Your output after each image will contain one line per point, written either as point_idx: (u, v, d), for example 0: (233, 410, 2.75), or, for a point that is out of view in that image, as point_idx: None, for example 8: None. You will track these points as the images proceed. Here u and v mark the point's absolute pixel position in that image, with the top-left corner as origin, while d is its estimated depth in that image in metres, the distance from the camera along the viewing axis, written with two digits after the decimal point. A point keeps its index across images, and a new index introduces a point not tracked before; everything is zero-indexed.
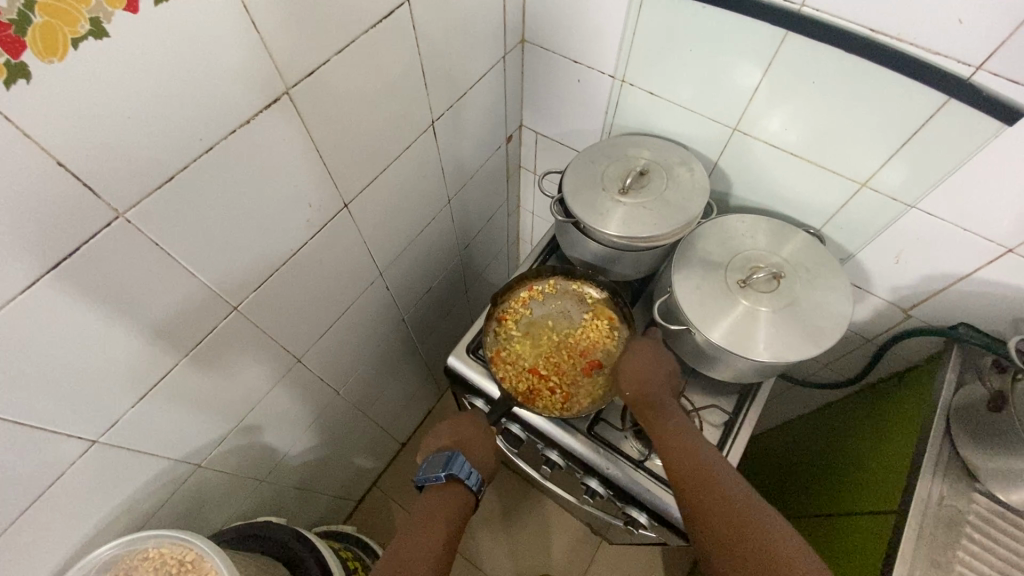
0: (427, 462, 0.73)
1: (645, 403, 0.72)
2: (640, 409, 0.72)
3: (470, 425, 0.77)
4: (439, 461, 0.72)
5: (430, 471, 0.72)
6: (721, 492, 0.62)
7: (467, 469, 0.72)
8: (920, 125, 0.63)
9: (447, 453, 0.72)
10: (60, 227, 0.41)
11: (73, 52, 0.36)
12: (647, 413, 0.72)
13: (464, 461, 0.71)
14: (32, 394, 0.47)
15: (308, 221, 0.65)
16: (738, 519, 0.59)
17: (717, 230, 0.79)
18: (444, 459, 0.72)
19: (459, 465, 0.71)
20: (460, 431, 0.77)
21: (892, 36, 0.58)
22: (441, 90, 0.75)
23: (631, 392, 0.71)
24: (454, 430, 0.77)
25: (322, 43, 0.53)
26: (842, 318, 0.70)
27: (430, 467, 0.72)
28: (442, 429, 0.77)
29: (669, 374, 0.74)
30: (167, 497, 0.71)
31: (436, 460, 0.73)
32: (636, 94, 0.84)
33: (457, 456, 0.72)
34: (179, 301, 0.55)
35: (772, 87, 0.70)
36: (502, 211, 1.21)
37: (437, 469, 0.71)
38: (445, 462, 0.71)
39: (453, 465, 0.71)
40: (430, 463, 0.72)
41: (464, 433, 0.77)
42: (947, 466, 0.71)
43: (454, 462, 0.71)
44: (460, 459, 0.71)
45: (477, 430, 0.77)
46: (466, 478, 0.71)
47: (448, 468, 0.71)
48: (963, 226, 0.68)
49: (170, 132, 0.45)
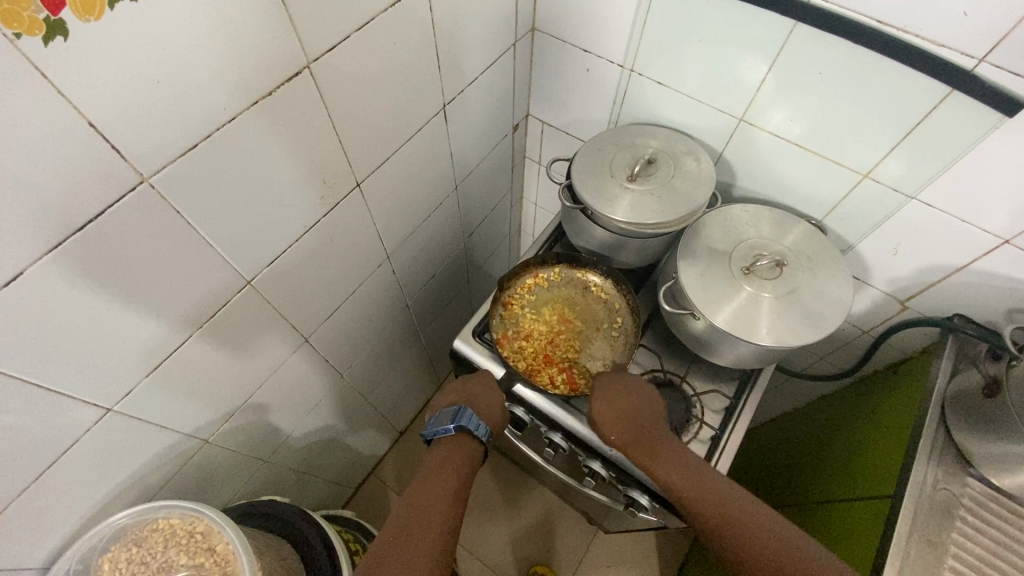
0: (437, 417, 0.77)
1: (635, 442, 0.72)
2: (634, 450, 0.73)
3: (481, 385, 0.79)
4: (448, 414, 0.76)
5: (440, 423, 0.76)
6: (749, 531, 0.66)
7: (475, 422, 0.76)
8: (922, 117, 0.65)
9: (456, 406, 0.76)
10: (88, 189, 0.42)
11: (110, 12, 0.36)
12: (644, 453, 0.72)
13: (471, 414, 0.75)
14: (50, 358, 0.47)
15: (322, 198, 0.65)
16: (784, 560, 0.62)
17: (720, 219, 0.80)
18: (452, 413, 0.76)
19: (467, 418, 0.75)
20: (469, 389, 0.80)
21: (900, 28, 0.59)
22: (453, 73, 0.76)
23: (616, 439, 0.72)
24: (463, 389, 0.80)
25: (342, 19, 0.54)
26: (843, 305, 0.72)
27: (439, 420, 0.77)
28: (449, 389, 0.81)
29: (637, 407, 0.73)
30: (175, 471, 0.71)
31: (445, 414, 0.77)
32: (644, 84, 0.85)
33: (465, 409, 0.75)
34: (196, 271, 0.55)
35: (779, 77, 0.72)
36: (506, 200, 1.21)
37: (447, 422, 0.76)
38: (454, 416, 0.75)
39: (462, 417, 0.74)
40: (440, 416, 0.77)
41: (470, 391, 0.79)
42: (942, 452, 0.72)
43: (462, 415, 0.75)
44: (467, 411, 0.75)
45: (485, 388, 0.79)
46: (474, 429, 0.75)
47: (457, 420, 0.75)
48: (962, 216, 0.70)
49: (196, 99, 0.45)
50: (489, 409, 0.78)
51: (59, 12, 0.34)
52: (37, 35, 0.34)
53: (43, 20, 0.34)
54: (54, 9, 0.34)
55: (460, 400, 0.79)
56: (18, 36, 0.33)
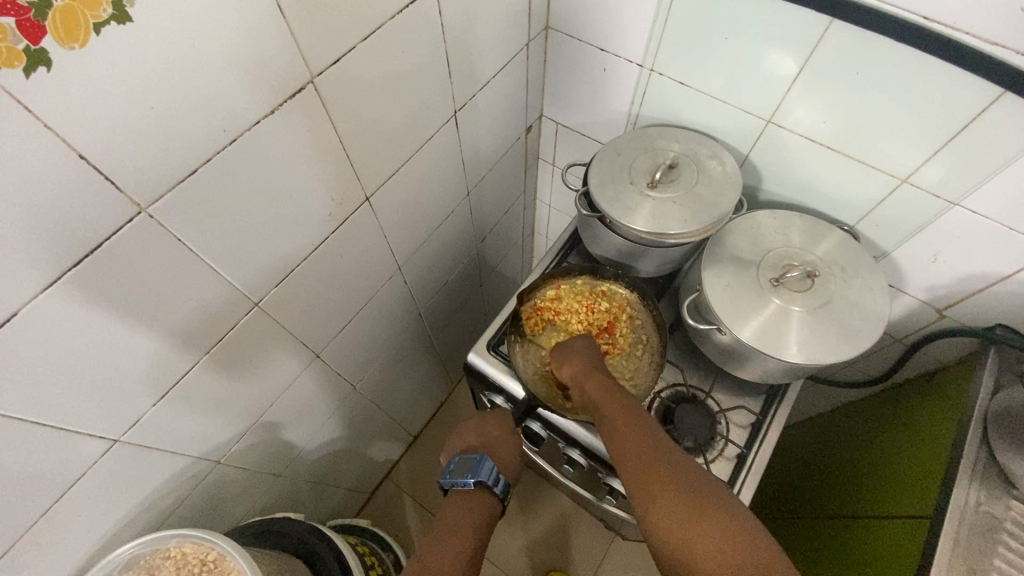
0: (455, 465, 0.71)
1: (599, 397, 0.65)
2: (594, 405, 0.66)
3: (496, 425, 0.77)
4: (468, 465, 0.70)
5: (458, 474, 0.70)
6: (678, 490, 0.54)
7: (495, 476, 0.70)
8: (969, 120, 0.60)
9: (476, 457, 0.71)
10: (83, 222, 0.40)
11: (96, 37, 0.34)
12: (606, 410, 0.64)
13: (492, 467, 0.69)
14: (53, 395, 0.46)
15: (331, 215, 0.63)
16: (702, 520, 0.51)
17: (748, 227, 0.76)
18: (471, 464, 0.70)
19: (487, 471, 0.69)
20: (487, 432, 0.76)
21: (949, 26, 0.55)
22: (464, 78, 0.73)
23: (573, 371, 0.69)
24: (481, 431, 0.76)
25: (346, 31, 0.50)
26: (878, 318, 0.68)
27: (458, 470, 0.70)
28: (467, 431, 0.77)
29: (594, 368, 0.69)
30: (188, 494, 0.70)
31: (464, 464, 0.71)
32: (664, 84, 0.81)
33: (486, 461, 0.70)
34: (201, 298, 0.53)
35: (810, 77, 0.67)
36: (519, 203, 1.18)
37: (466, 473, 0.69)
38: (474, 468, 0.69)
39: (482, 470, 0.69)
40: (458, 466, 0.71)
41: (489, 434, 0.76)
42: (984, 472, 0.68)
43: (482, 467, 0.69)
44: (489, 463, 0.69)
45: (503, 431, 0.76)
46: (494, 484, 0.69)
47: (476, 474, 0.69)
48: (1010, 225, 0.65)
49: (196, 125, 0.43)
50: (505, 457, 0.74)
51: (39, 41, 0.32)
52: (18, 66, 0.31)
53: (24, 51, 0.31)
54: (35, 38, 0.31)
55: (478, 444, 0.75)
56: None
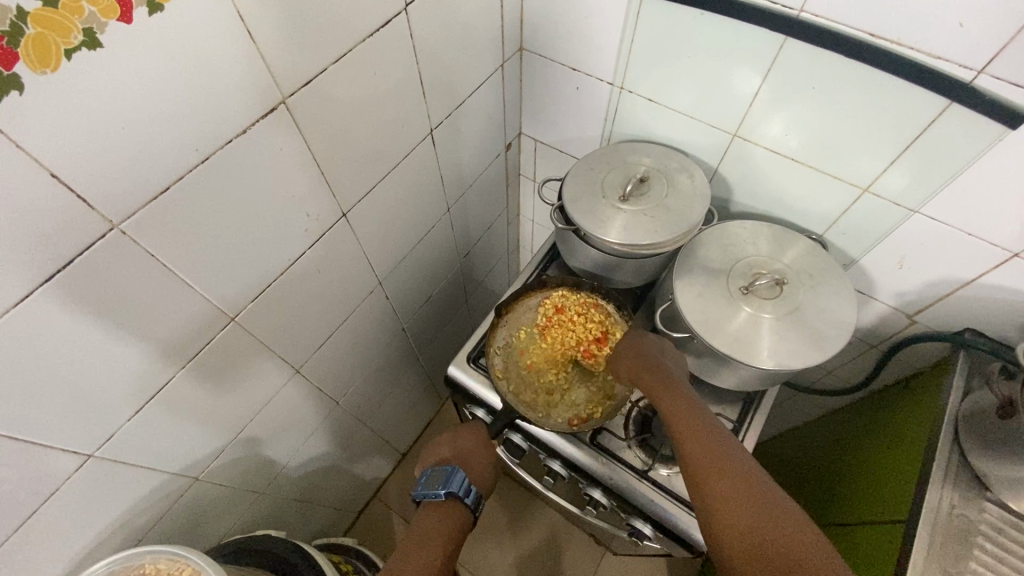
0: (426, 478, 0.72)
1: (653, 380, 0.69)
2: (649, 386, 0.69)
3: (468, 438, 0.79)
4: (439, 477, 0.71)
5: (429, 486, 0.70)
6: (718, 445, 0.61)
7: (466, 487, 0.71)
8: (923, 129, 0.63)
9: (447, 469, 0.71)
10: (56, 240, 0.41)
11: (67, 63, 0.35)
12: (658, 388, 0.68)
13: (463, 478, 0.70)
14: (25, 410, 0.46)
15: (307, 230, 0.64)
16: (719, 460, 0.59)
17: (719, 237, 0.78)
18: (443, 475, 0.71)
19: (458, 482, 0.70)
20: (459, 445, 0.78)
21: (895, 41, 0.57)
22: (440, 97, 0.75)
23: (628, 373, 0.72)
24: (454, 445, 0.78)
25: (318, 54, 0.53)
26: (846, 323, 0.69)
27: (429, 482, 0.71)
28: (441, 444, 0.78)
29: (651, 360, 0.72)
30: (165, 511, 0.70)
31: (436, 476, 0.71)
32: (635, 101, 0.84)
33: (457, 472, 0.71)
34: (177, 312, 0.54)
35: (771, 92, 0.70)
36: (502, 218, 1.20)
37: (437, 485, 0.70)
38: (445, 479, 0.70)
39: (453, 481, 0.70)
40: (429, 478, 0.71)
41: (461, 447, 0.78)
42: (958, 475, 0.69)
43: (453, 479, 0.70)
44: (460, 474, 0.70)
45: (475, 444, 0.79)
46: (465, 495, 0.70)
47: (447, 485, 0.69)
48: (968, 230, 0.67)
49: (167, 144, 0.44)
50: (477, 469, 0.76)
51: (12, 66, 0.33)
52: None
53: None
54: (7, 64, 0.33)
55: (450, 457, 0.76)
56: None
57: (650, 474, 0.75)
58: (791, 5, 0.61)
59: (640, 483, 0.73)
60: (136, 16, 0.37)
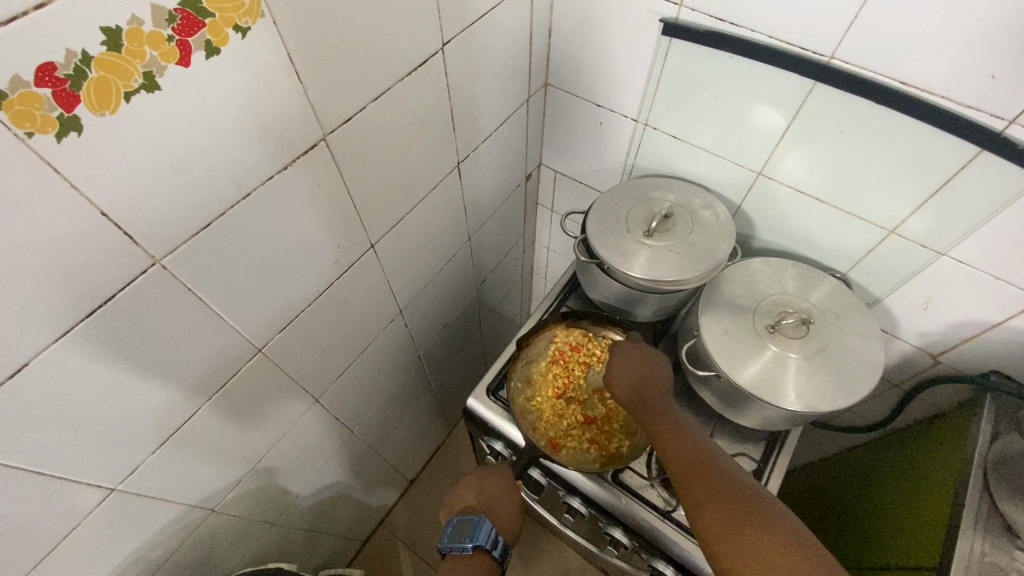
0: (452, 528, 0.70)
1: (637, 401, 0.67)
2: (633, 409, 0.67)
3: (495, 481, 0.75)
4: (466, 528, 0.69)
5: (455, 538, 0.69)
6: (697, 452, 0.61)
7: (493, 538, 0.69)
8: (952, 174, 0.63)
9: (473, 520, 0.70)
10: (99, 278, 0.41)
11: (125, 105, 0.36)
12: (640, 412, 0.67)
13: (490, 529, 0.69)
14: (52, 446, 0.45)
15: (336, 261, 0.64)
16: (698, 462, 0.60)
17: (742, 274, 0.78)
18: (470, 526, 0.69)
19: (485, 533, 0.68)
20: (486, 489, 0.75)
21: (924, 89, 0.58)
22: (467, 130, 0.76)
23: (623, 392, 0.68)
24: (479, 488, 0.74)
25: (357, 92, 0.53)
26: (873, 365, 0.69)
27: (455, 533, 0.69)
28: (466, 487, 0.75)
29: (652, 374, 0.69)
30: (179, 544, 0.69)
31: (462, 527, 0.70)
32: (658, 138, 0.85)
33: (484, 523, 0.69)
34: (208, 345, 0.54)
35: (798, 133, 0.71)
36: (518, 246, 1.20)
37: (464, 537, 0.68)
38: (472, 531, 0.68)
39: (480, 534, 0.68)
40: (455, 529, 0.70)
41: (487, 492, 0.74)
42: (987, 521, 0.67)
43: (480, 531, 0.68)
44: (487, 526, 0.68)
45: (501, 488, 0.75)
46: (492, 547, 0.68)
47: (474, 538, 0.68)
48: (995, 273, 0.67)
49: (212, 182, 0.45)
50: (504, 516, 0.73)
51: (73, 108, 0.33)
52: (51, 132, 0.33)
53: (57, 118, 0.33)
54: (68, 107, 0.33)
55: (477, 503, 0.73)
56: (30, 135, 0.32)
57: (673, 515, 0.73)
58: (821, 52, 0.62)
59: (663, 524, 0.72)
60: (194, 60, 0.38)
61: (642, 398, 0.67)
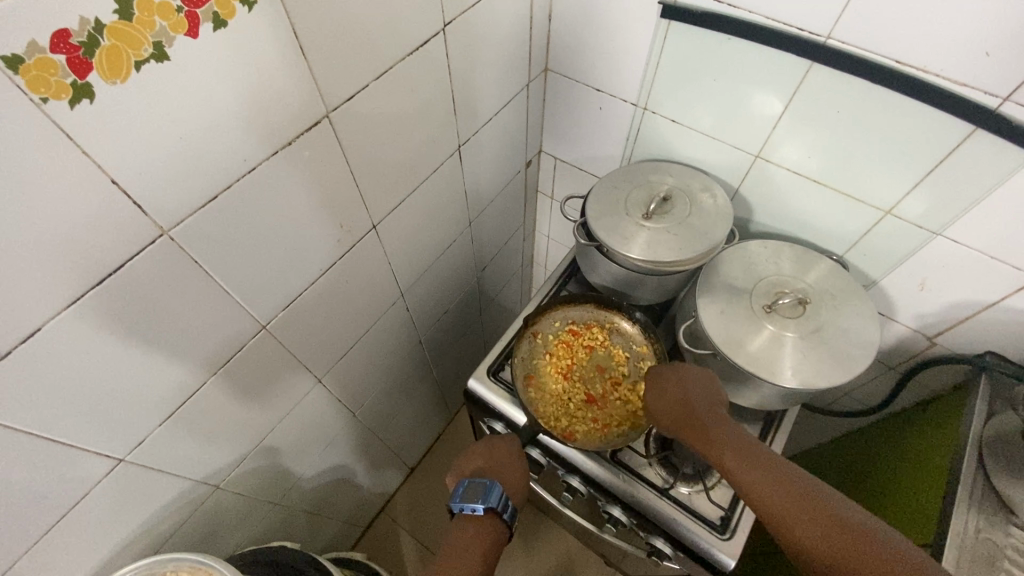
0: (464, 489, 0.76)
1: (688, 424, 0.70)
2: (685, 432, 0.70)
3: (505, 451, 0.80)
4: (478, 490, 0.75)
5: (468, 499, 0.75)
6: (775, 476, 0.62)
7: (504, 501, 0.75)
8: (946, 154, 0.64)
9: (485, 485, 0.75)
10: (108, 246, 0.42)
11: (136, 73, 0.37)
12: (693, 435, 0.69)
13: (502, 493, 0.75)
14: (62, 413, 0.47)
15: (339, 241, 0.65)
16: (786, 491, 0.60)
17: (740, 255, 0.79)
18: (482, 490, 0.75)
19: (497, 496, 0.74)
20: (494, 456, 0.81)
21: (920, 68, 0.59)
22: (468, 113, 0.77)
23: (669, 421, 0.71)
24: (489, 456, 0.80)
25: (360, 70, 0.54)
26: (868, 344, 0.70)
27: (468, 495, 0.75)
28: (476, 453, 0.81)
29: (692, 395, 0.71)
30: (185, 519, 0.70)
31: (474, 489, 0.75)
32: (657, 122, 0.86)
33: (496, 488, 0.74)
34: (213, 320, 0.55)
35: (795, 115, 0.71)
36: (518, 234, 1.21)
37: (477, 499, 0.74)
38: (484, 493, 0.74)
39: (493, 497, 0.74)
40: (468, 490, 0.75)
41: (497, 459, 0.80)
42: (982, 499, 0.68)
43: (492, 494, 0.74)
44: (499, 491, 0.74)
45: (509, 454, 0.80)
46: (502, 509, 0.75)
47: (487, 500, 0.74)
48: (989, 253, 0.68)
49: (219, 154, 0.46)
50: (512, 480, 0.79)
51: (85, 76, 0.34)
52: (64, 98, 0.34)
53: (70, 85, 0.34)
54: (81, 73, 0.34)
55: (485, 468, 0.80)
56: (44, 101, 0.33)
57: (671, 492, 0.74)
58: (818, 32, 0.63)
59: (661, 501, 0.73)
60: (202, 32, 0.39)
61: (691, 421, 0.69)
